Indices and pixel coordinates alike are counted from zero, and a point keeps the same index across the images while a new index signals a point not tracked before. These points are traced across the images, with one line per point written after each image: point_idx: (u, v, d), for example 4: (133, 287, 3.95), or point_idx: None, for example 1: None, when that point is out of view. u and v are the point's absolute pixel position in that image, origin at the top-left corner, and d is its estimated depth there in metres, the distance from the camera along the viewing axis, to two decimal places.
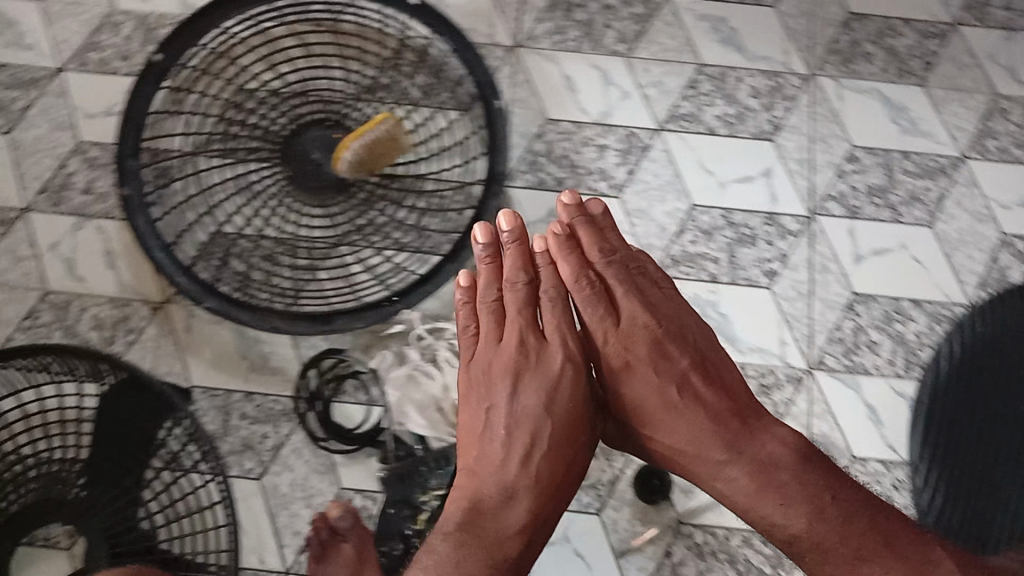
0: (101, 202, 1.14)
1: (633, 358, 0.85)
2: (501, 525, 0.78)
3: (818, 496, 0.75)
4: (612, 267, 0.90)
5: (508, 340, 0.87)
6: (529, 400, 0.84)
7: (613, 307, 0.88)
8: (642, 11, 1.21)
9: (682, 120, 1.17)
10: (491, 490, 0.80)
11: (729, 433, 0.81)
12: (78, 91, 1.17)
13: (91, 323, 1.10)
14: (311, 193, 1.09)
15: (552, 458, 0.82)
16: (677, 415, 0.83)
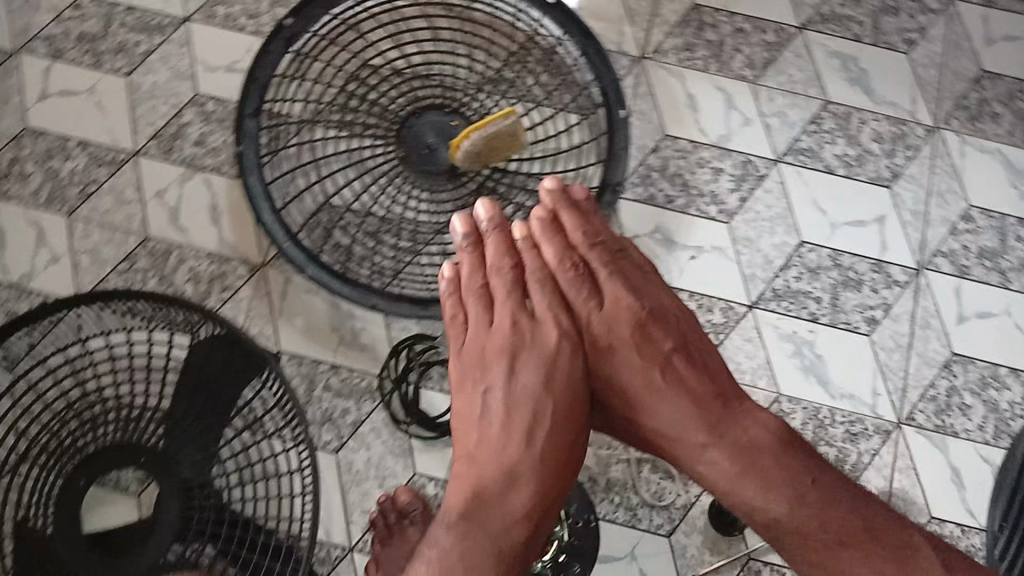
0: (212, 157, 1.14)
1: (618, 342, 0.78)
2: (507, 515, 0.71)
3: (799, 480, 0.70)
4: (597, 250, 0.82)
5: (499, 327, 0.79)
6: (525, 385, 0.76)
7: (599, 286, 0.80)
8: (773, 39, 1.20)
9: (801, 154, 1.16)
10: (491, 482, 0.72)
11: (708, 416, 0.75)
12: (201, 42, 1.18)
13: (187, 276, 1.10)
14: (424, 174, 1.07)
15: (553, 443, 0.75)
16: (665, 399, 0.76)
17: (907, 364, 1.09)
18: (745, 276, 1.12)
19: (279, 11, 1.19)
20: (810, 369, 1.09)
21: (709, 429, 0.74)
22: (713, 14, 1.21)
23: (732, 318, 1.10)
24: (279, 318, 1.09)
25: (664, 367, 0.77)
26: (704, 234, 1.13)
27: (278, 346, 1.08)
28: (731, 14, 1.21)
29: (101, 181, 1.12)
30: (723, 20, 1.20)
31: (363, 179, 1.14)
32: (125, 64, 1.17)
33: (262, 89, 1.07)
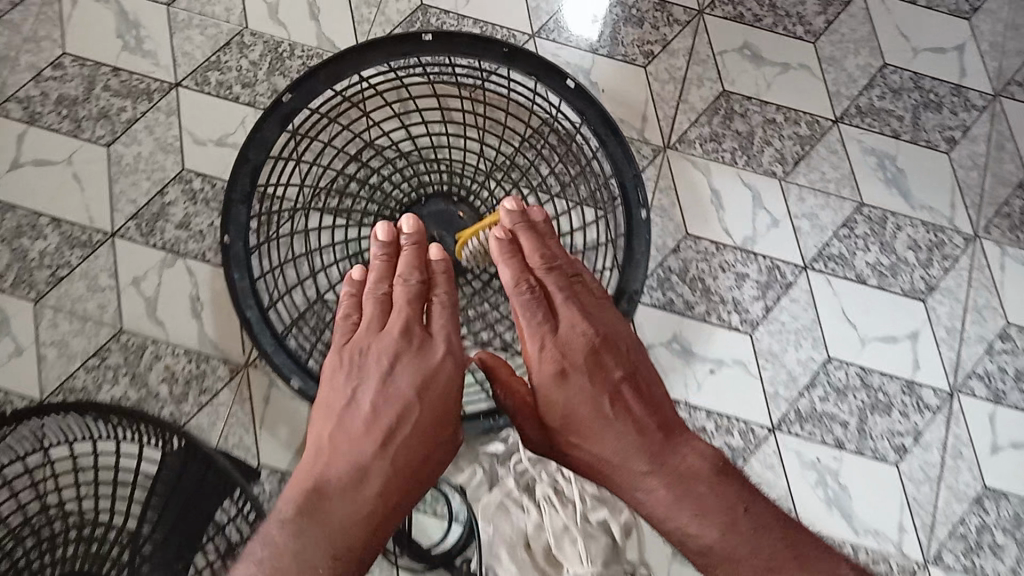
0: (195, 241, 1.05)
1: (569, 368, 0.70)
2: (364, 487, 0.65)
3: (733, 508, 0.61)
4: (553, 275, 0.78)
5: (391, 328, 0.77)
6: (407, 382, 0.73)
7: (554, 311, 0.75)
8: (806, 132, 1.11)
9: (831, 261, 1.08)
10: (337, 473, 0.65)
11: (649, 446, 0.66)
12: (191, 111, 1.07)
13: (163, 374, 1.02)
14: None
15: (423, 433, 0.70)
16: (609, 426, 0.67)
17: (935, 496, 1.02)
18: (768, 396, 1.04)
19: (277, 80, 1.09)
20: (832, 501, 1.02)
21: (646, 453, 0.65)
22: (743, 102, 1.12)
23: (751, 442, 1.02)
24: (260, 425, 1.01)
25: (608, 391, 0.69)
26: (723, 345, 1.05)
27: (257, 458, 1.00)
28: (762, 103, 1.12)
29: (73, 264, 1.03)
30: (754, 109, 1.12)
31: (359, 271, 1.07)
32: (105, 133, 1.06)
33: (255, 172, 0.98)
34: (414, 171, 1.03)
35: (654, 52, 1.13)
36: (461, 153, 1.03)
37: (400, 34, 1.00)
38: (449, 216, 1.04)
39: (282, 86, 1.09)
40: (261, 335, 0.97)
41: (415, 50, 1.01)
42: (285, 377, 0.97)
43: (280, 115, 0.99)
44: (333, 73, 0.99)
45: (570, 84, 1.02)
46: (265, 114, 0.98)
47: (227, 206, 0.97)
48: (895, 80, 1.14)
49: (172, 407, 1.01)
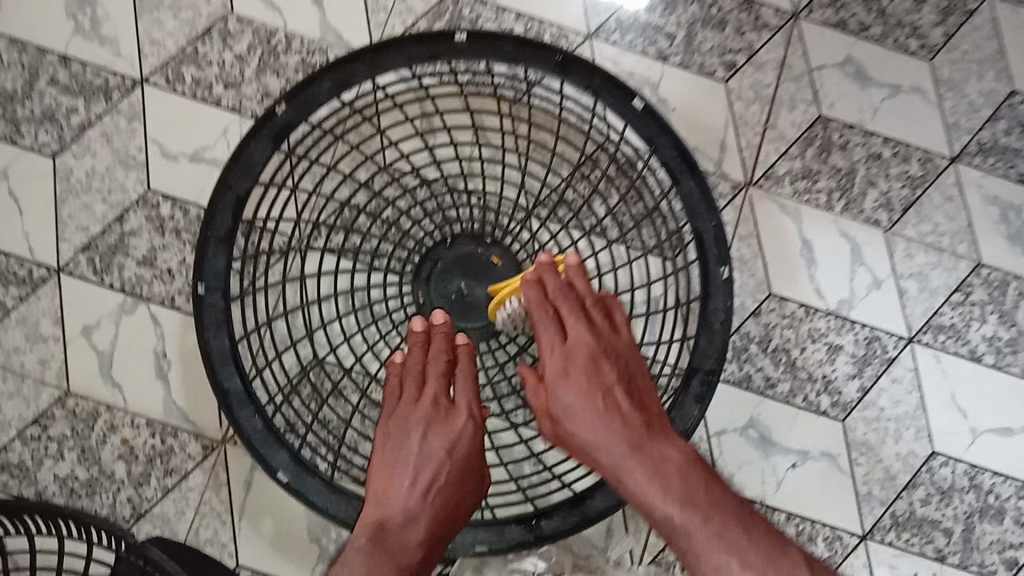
0: (162, 282, 0.84)
1: (573, 366, 0.67)
2: (394, 537, 0.64)
3: (704, 496, 0.59)
4: (573, 298, 0.71)
5: (424, 396, 0.72)
6: (434, 443, 0.70)
7: (568, 324, 0.70)
8: (916, 173, 0.92)
9: (941, 333, 0.89)
10: (394, 516, 0.66)
11: (635, 441, 0.63)
12: (158, 116, 0.86)
13: (118, 450, 0.80)
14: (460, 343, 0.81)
15: (451, 481, 0.69)
16: (599, 419, 0.65)
17: None
18: (858, 495, 0.85)
19: (269, 79, 0.88)
20: None
21: (658, 479, 0.61)
22: (843, 131, 0.93)
23: (838, 552, 0.84)
24: (239, 518, 0.80)
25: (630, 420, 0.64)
26: (807, 432, 0.86)
27: (234, 559, 0.80)
28: (865, 133, 0.93)
29: (7, 306, 0.82)
30: (855, 139, 0.93)
31: (370, 328, 0.86)
32: (51, 140, 0.85)
33: (239, 205, 0.76)
34: (437, 208, 0.81)
35: (736, 64, 0.93)
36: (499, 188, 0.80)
37: (427, 33, 0.76)
38: (478, 265, 0.81)
39: (276, 88, 0.88)
40: (240, 416, 0.75)
41: (443, 53, 0.77)
42: (269, 468, 0.75)
43: (271, 135, 0.76)
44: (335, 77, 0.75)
45: (638, 105, 0.77)
46: (251, 132, 0.75)
47: (201, 248, 0.75)
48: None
49: (130, 492, 0.80)
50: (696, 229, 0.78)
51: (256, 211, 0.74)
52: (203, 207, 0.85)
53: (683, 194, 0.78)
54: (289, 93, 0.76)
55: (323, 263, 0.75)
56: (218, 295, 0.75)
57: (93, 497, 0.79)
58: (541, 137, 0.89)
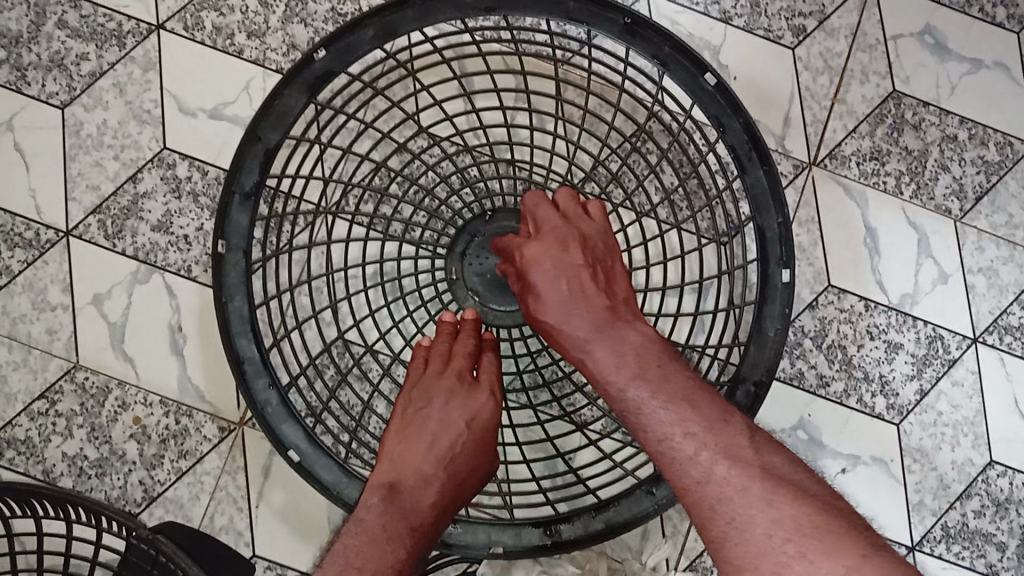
0: (177, 250, 0.78)
1: (571, 301, 0.56)
2: (400, 515, 0.56)
3: (743, 452, 0.48)
4: (563, 231, 0.59)
5: (443, 369, 0.63)
6: (452, 413, 0.61)
7: (565, 261, 0.57)
8: (993, 158, 0.85)
9: (1008, 334, 0.83)
10: (401, 491, 0.57)
11: (651, 381, 0.51)
12: (175, 66, 0.79)
13: (130, 429, 0.76)
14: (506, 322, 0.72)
15: (466, 453, 0.60)
16: (609, 359, 0.53)
17: None
18: (909, 505, 0.81)
19: (295, 28, 0.80)
20: None
21: (679, 407, 0.50)
22: (917, 108, 0.85)
23: None
24: (257, 506, 0.76)
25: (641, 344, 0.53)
26: (860, 436, 0.81)
27: (251, 547, 0.76)
28: (941, 112, 0.85)
29: (13, 271, 0.77)
30: (930, 118, 0.85)
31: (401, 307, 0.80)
32: (59, 90, 0.79)
33: (268, 158, 0.64)
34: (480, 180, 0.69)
35: (806, 28, 0.85)
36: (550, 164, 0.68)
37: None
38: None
39: (302, 38, 0.80)
40: (255, 388, 0.65)
41: (503, 4, 0.63)
42: (280, 445, 0.65)
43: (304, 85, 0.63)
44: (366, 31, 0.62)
45: (710, 81, 0.63)
46: (282, 85, 0.62)
47: (224, 204, 0.64)
48: None
49: (142, 474, 0.76)
50: (759, 228, 0.64)
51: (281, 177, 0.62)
52: (221, 168, 0.79)
53: (748, 187, 0.64)
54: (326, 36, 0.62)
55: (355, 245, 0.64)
56: (240, 257, 0.65)
57: (102, 477, 0.75)
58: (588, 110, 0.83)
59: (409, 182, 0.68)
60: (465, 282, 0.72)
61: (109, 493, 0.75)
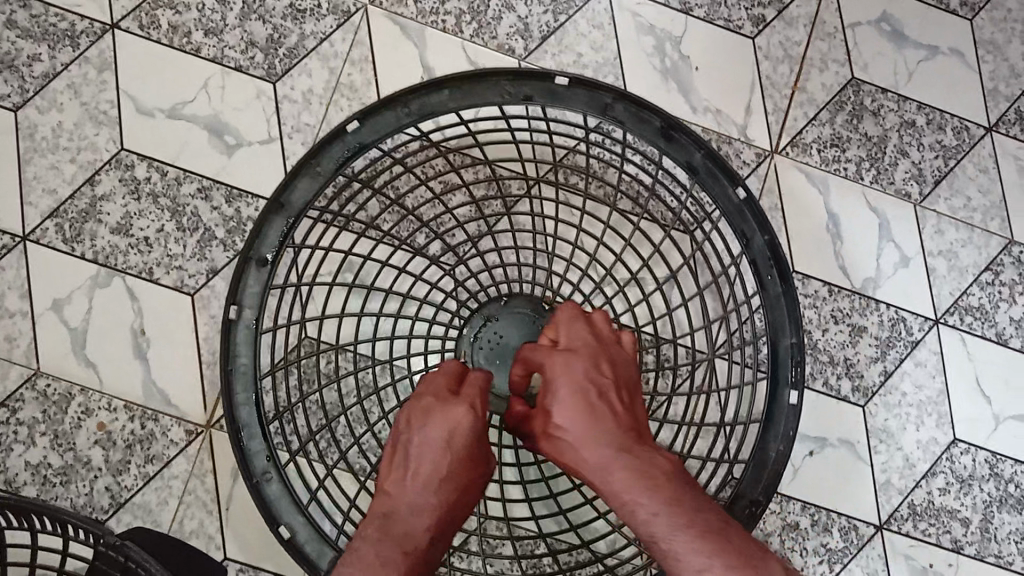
0: (139, 252, 0.77)
1: (583, 409, 0.57)
2: (395, 542, 0.54)
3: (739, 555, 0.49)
4: (582, 341, 0.60)
5: (432, 401, 0.60)
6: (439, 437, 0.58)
7: (580, 365, 0.59)
8: (950, 142, 0.87)
9: (968, 314, 0.85)
10: (397, 529, 0.55)
11: (659, 483, 0.53)
12: (131, 66, 0.78)
13: (94, 435, 0.75)
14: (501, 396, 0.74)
15: (452, 488, 0.57)
16: (616, 463, 0.54)
17: None
18: (876, 484, 0.82)
19: (254, 25, 0.79)
20: None
21: (684, 514, 0.51)
22: (876, 95, 0.86)
23: (852, 543, 0.80)
24: (227, 509, 0.75)
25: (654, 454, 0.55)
26: (827, 420, 0.82)
27: (223, 550, 0.75)
28: (899, 98, 0.86)
29: None
30: (888, 105, 0.86)
31: (369, 306, 0.79)
32: (11, 91, 0.77)
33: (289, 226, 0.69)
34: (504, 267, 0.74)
35: (765, 18, 0.86)
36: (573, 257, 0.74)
37: (524, 72, 0.70)
38: (534, 333, 0.75)
39: (260, 35, 0.79)
40: (251, 453, 0.68)
41: (540, 96, 0.70)
42: (273, 519, 0.67)
43: (341, 156, 0.69)
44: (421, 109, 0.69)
45: (740, 192, 0.72)
46: (319, 152, 0.68)
47: (242, 269, 0.68)
48: None
49: (108, 481, 0.74)
50: (760, 290, 0.73)
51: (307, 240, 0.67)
52: (182, 169, 0.77)
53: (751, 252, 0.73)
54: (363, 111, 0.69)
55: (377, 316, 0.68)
56: (250, 322, 0.69)
57: (67, 485, 0.74)
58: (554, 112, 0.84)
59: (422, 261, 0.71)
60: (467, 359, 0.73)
61: (75, 501, 0.74)
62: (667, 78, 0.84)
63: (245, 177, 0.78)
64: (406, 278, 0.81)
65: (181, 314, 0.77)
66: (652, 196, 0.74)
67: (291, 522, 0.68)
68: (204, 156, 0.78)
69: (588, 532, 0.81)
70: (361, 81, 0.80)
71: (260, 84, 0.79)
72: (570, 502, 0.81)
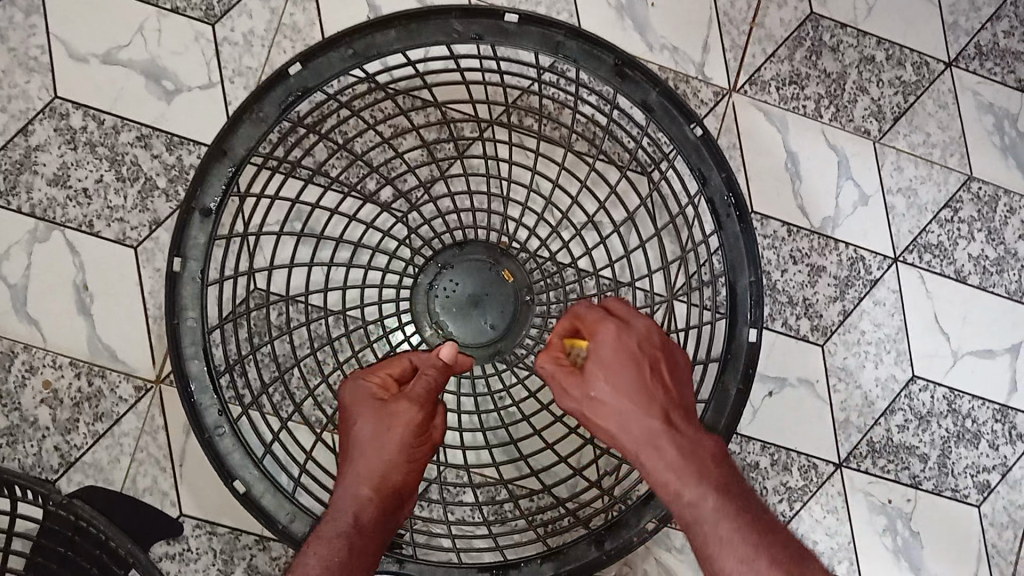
0: (77, 205, 0.74)
1: None
2: (348, 533, 0.54)
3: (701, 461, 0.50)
4: None
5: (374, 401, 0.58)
6: (367, 439, 0.57)
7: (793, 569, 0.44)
8: (910, 78, 0.85)
9: (926, 251, 0.84)
10: (340, 526, 0.54)
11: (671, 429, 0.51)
12: (63, 9, 0.75)
13: (40, 394, 0.73)
14: (464, 346, 0.75)
15: (394, 476, 0.57)
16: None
17: (1019, 544, 0.84)
18: (836, 422, 0.82)
19: None
20: (901, 551, 0.82)
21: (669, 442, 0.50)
22: (835, 30, 0.85)
23: (812, 481, 0.81)
24: (181, 465, 0.74)
25: (683, 445, 0.50)
26: (786, 359, 0.82)
27: (178, 506, 0.73)
28: (859, 33, 0.85)
29: None
30: (847, 40, 0.85)
31: (321, 254, 0.77)
32: None
33: (235, 170, 0.67)
34: (459, 212, 0.72)
35: None
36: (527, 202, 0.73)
37: (475, 7, 0.68)
38: (490, 281, 0.75)
39: None
40: (202, 408, 0.67)
41: (489, 34, 0.69)
42: (226, 473, 0.66)
43: (285, 99, 0.67)
44: (370, 45, 0.67)
45: (697, 132, 0.71)
46: (259, 96, 0.66)
47: (185, 218, 0.66)
48: None
49: (57, 440, 0.73)
50: (720, 226, 0.73)
51: (250, 187, 0.65)
52: (119, 116, 0.75)
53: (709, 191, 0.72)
54: (305, 54, 0.67)
55: (332, 270, 0.67)
56: (195, 272, 0.67)
57: (14, 445, 0.72)
58: (506, 52, 0.82)
59: (371, 202, 0.69)
60: (430, 313, 0.75)
61: (23, 462, 0.72)
62: (622, 15, 0.82)
63: (185, 124, 0.75)
64: (357, 226, 0.79)
65: (125, 268, 0.74)
66: (608, 132, 0.73)
67: (245, 475, 0.67)
68: (143, 103, 0.75)
69: (549, 477, 0.81)
70: (304, 22, 0.77)
71: (199, 26, 0.76)
72: (531, 448, 0.81)
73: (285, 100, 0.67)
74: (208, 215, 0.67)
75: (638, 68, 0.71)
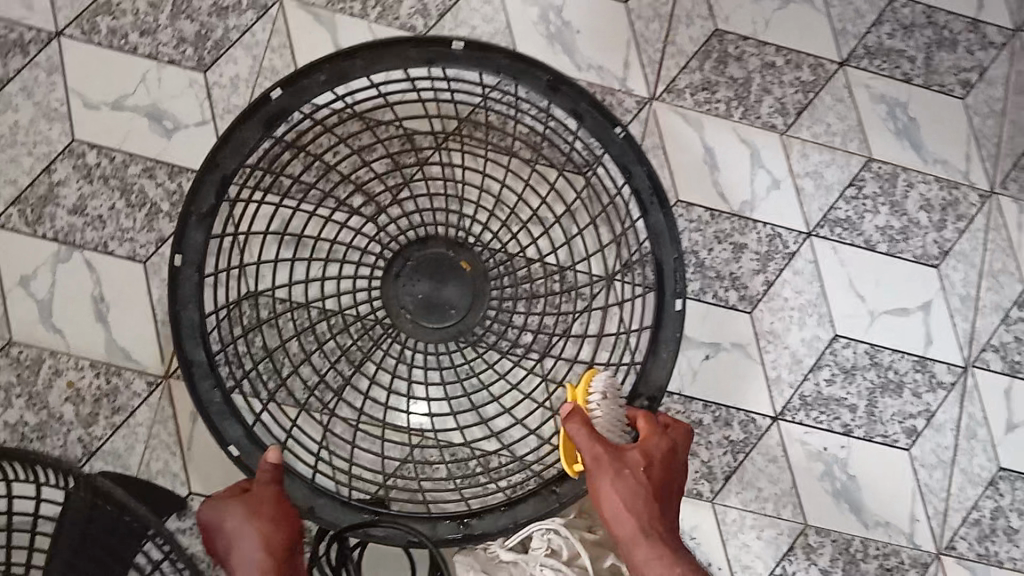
0: (93, 229, 0.87)
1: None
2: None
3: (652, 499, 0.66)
4: None
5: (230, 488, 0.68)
6: (254, 518, 0.65)
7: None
8: (808, 78, 0.98)
9: (837, 226, 0.96)
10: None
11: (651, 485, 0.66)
12: (77, 67, 0.89)
13: (66, 392, 0.84)
14: (428, 327, 0.86)
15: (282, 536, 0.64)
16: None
17: (948, 482, 0.93)
18: (768, 380, 0.92)
19: (183, 25, 0.90)
20: (840, 492, 0.92)
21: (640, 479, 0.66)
22: (738, 42, 0.97)
23: (752, 434, 0.91)
24: (189, 448, 0.85)
25: (654, 498, 0.66)
26: (720, 327, 0.92)
27: (188, 485, 0.84)
28: (759, 43, 0.98)
29: None
30: (750, 50, 0.97)
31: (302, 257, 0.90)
32: None
33: (224, 183, 0.80)
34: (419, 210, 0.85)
35: None
36: (478, 201, 0.85)
37: (426, 38, 0.81)
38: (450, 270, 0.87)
39: (189, 32, 0.90)
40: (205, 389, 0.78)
41: (439, 60, 0.82)
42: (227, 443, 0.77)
43: (266, 118, 0.80)
44: (340, 73, 0.81)
45: (619, 133, 0.84)
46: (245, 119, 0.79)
47: (182, 224, 0.79)
48: (906, 15, 1.00)
49: (81, 432, 0.84)
50: (648, 219, 0.84)
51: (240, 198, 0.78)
52: (127, 152, 0.88)
53: (636, 186, 0.84)
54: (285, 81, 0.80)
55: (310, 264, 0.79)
56: (194, 272, 0.79)
57: (45, 438, 0.84)
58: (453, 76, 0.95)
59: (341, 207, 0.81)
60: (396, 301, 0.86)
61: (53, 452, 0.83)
62: (552, 43, 0.95)
63: (182, 155, 0.88)
64: (334, 234, 0.91)
65: (135, 280, 0.87)
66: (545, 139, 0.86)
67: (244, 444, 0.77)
68: (146, 141, 0.88)
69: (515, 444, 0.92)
70: (281, 65, 0.91)
71: (192, 74, 0.90)
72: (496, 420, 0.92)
73: (267, 121, 0.80)
74: (204, 225, 0.79)
75: (567, 84, 0.84)
